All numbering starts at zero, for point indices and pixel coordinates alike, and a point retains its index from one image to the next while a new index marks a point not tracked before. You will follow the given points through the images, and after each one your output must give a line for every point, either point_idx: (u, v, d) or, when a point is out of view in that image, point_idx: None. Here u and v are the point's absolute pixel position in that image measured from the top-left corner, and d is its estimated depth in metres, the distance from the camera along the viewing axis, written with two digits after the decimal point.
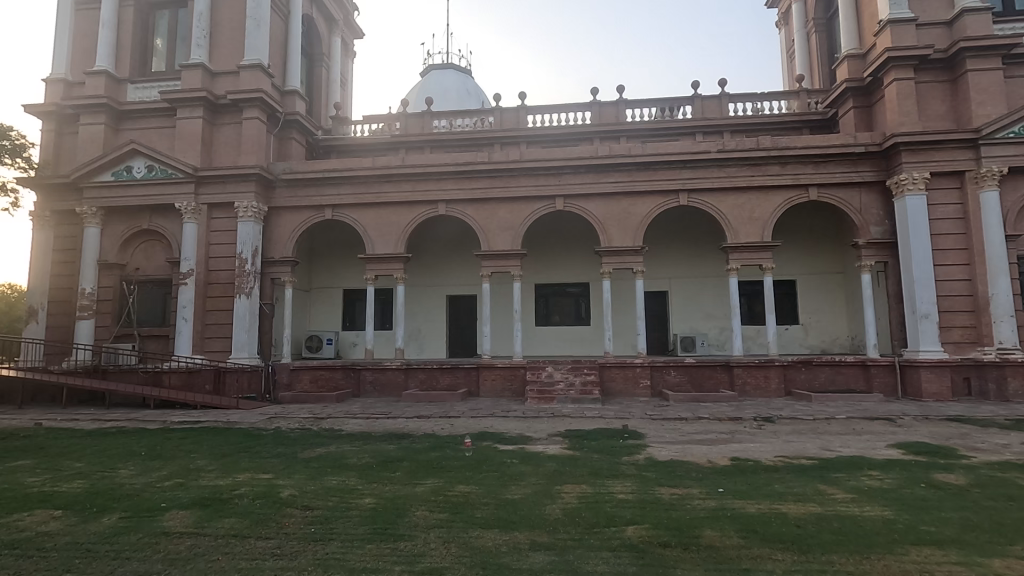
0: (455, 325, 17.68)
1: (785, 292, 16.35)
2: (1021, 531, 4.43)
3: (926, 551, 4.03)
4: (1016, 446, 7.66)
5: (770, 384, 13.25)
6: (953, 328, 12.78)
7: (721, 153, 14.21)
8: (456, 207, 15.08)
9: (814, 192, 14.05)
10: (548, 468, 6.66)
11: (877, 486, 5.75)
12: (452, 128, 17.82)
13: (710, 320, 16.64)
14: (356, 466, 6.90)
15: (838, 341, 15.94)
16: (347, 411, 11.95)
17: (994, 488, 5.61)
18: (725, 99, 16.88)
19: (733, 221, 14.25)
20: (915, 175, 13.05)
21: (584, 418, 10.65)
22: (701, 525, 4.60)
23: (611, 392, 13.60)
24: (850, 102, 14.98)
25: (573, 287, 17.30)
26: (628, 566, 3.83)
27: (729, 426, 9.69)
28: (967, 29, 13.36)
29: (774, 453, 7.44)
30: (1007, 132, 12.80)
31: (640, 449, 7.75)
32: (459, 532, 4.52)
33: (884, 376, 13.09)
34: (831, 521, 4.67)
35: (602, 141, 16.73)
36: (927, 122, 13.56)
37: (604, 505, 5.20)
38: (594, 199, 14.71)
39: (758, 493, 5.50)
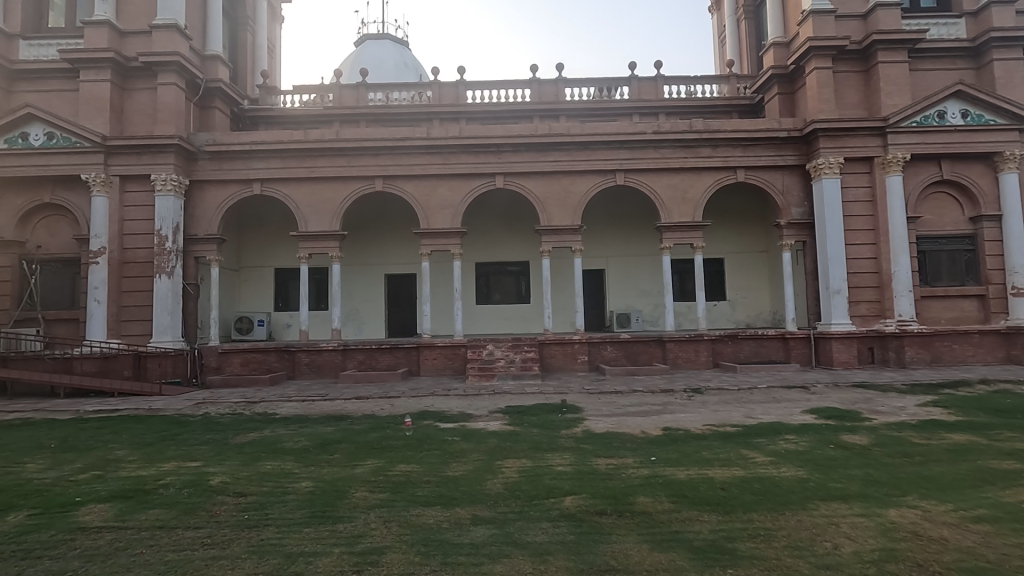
0: (395, 304, 17.41)
1: (714, 270, 17.14)
2: (912, 483, 4.95)
3: (833, 506, 4.43)
4: (911, 408, 8.52)
5: (699, 357, 13.95)
6: (861, 302, 13.89)
7: (656, 134, 14.58)
8: (394, 183, 14.69)
9: (742, 174, 14.72)
10: (490, 444, 6.77)
11: (793, 448, 6.22)
12: (389, 101, 17.23)
13: (645, 297, 17.25)
14: (292, 450, 6.72)
15: (761, 316, 16.98)
16: (282, 394, 11.57)
17: (892, 447, 6.20)
18: (661, 81, 17.24)
19: (667, 201, 14.73)
20: (830, 160, 13.94)
21: (523, 395, 10.85)
22: (635, 493, 4.83)
23: (550, 367, 13.87)
24: (776, 88, 15.67)
25: (514, 265, 17.40)
26: (566, 535, 3.96)
27: (661, 398, 10.16)
28: (880, 22, 14.24)
29: (703, 421, 7.89)
30: (911, 121, 13.87)
31: (578, 423, 8.01)
32: (400, 511, 4.51)
33: (800, 348, 14.08)
34: (752, 484, 5.02)
35: (541, 120, 16.72)
36: (843, 110, 14.44)
37: (544, 477, 5.35)
38: (534, 177, 14.74)
39: (687, 460, 5.81)
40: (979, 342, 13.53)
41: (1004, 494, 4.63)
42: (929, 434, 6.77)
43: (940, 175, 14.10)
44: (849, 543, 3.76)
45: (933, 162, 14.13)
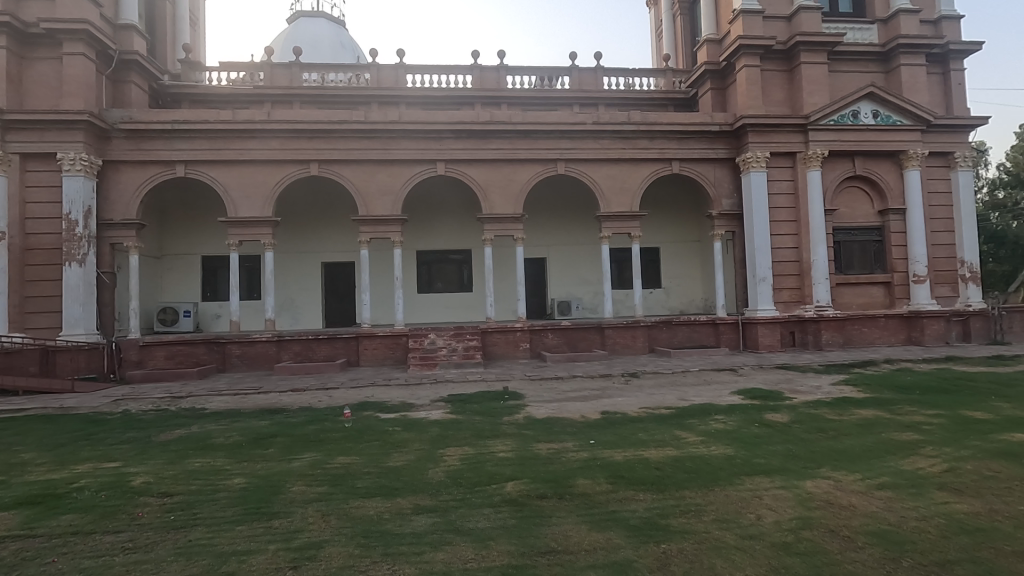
0: (333, 293, 16.91)
1: (651, 259, 17.70)
2: (826, 456, 5.35)
3: (757, 480, 4.73)
4: (826, 387, 9.20)
5: (636, 343, 14.43)
6: (784, 289, 14.78)
7: (596, 125, 14.81)
8: (331, 168, 14.19)
9: (676, 166, 15.24)
10: (432, 433, 6.74)
11: (722, 428, 6.57)
12: (325, 83, 16.55)
13: (585, 285, 17.61)
14: (223, 445, 6.43)
15: (694, 303, 17.75)
16: (211, 388, 11.01)
17: (809, 423, 6.68)
18: (600, 72, 17.48)
19: (606, 191, 15.04)
20: (758, 154, 14.67)
21: (466, 383, 10.86)
22: (575, 475, 4.96)
23: (492, 355, 13.94)
24: (708, 84, 16.25)
25: (456, 253, 17.29)
26: (507, 520, 4.02)
27: (600, 383, 10.47)
28: (803, 25, 15.05)
29: (639, 404, 8.19)
30: (829, 120, 14.81)
31: (519, 409, 8.11)
32: (339, 504, 4.42)
33: (729, 333, 14.83)
34: (684, 462, 5.27)
35: (483, 107, 16.60)
36: (769, 107, 15.19)
37: (486, 464, 5.40)
38: (476, 165, 14.65)
39: (624, 443, 6.02)
40: (885, 325, 14.73)
41: (903, 463, 5.10)
42: (841, 410, 7.33)
43: (854, 171, 15.15)
44: (770, 513, 4.03)
45: (847, 159, 15.16)
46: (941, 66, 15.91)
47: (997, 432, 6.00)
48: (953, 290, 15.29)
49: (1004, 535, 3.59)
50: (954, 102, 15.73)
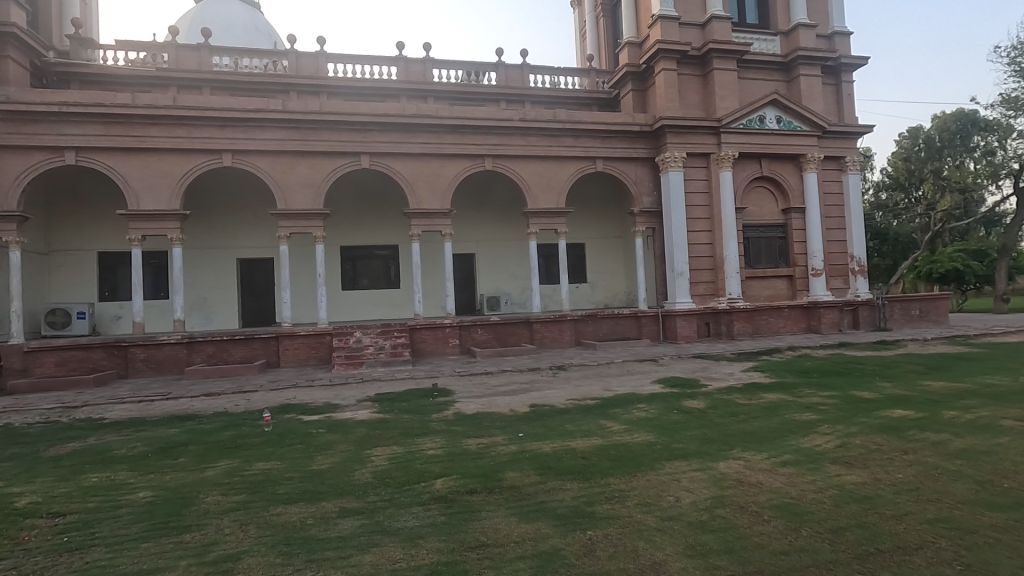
0: (250, 291, 16.05)
1: (577, 254, 18.14)
2: (737, 439, 5.73)
3: (676, 464, 4.99)
4: (738, 374, 9.85)
5: (563, 336, 14.76)
6: (700, 283, 15.66)
7: (522, 122, 14.96)
8: (246, 159, 13.42)
9: (600, 164, 15.70)
10: (358, 433, 6.56)
11: (644, 416, 6.87)
12: (238, 68, 15.59)
13: (514, 281, 17.77)
14: (125, 457, 5.93)
15: (617, 297, 18.38)
16: (111, 395, 10.10)
17: (722, 408, 7.14)
18: (526, 70, 17.61)
19: (534, 187, 15.24)
20: (676, 154, 15.41)
21: (394, 381, 10.67)
22: (504, 469, 5.01)
23: (421, 352, 13.76)
24: (630, 85, 16.82)
25: (382, 249, 16.89)
26: (436, 517, 3.99)
27: (528, 376, 10.63)
28: (715, 33, 15.94)
29: (567, 396, 8.38)
30: (739, 124, 15.80)
31: (448, 405, 8.07)
32: (258, 512, 4.21)
33: (650, 325, 15.49)
34: (609, 450, 5.46)
35: (409, 100, 16.29)
36: (686, 109, 15.98)
37: (415, 462, 5.32)
38: (402, 158, 14.36)
39: (551, 434, 6.15)
40: (789, 315, 15.93)
41: (803, 441, 5.56)
42: (751, 395, 7.88)
43: (761, 172, 16.26)
44: (688, 494, 4.27)
45: (755, 160, 16.25)
46: (834, 78, 17.38)
47: (881, 409, 6.68)
48: (845, 282, 16.81)
49: (886, 501, 4.01)
50: (846, 111, 17.24)
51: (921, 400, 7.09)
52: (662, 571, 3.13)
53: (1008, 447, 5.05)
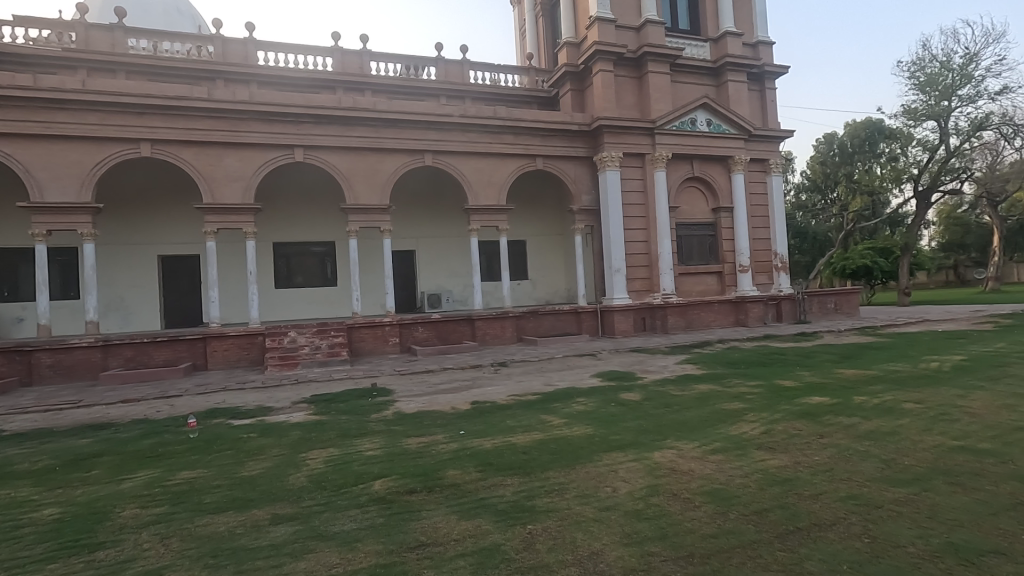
0: (173, 290, 15.09)
1: (518, 251, 18.25)
2: (671, 429, 5.97)
3: (613, 455, 5.13)
4: (672, 366, 10.26)
5: (505, 333, 14.80)
6: (636, 279, 16.17)
7: (463, 118, 14.87)
8: (167, 149, 12.59)
9: (540, 162, 15.86)
10: (293, 436, 6.33)
11: (583, 409, 7.02)
12: (158, 52, 14.59)
13: (455, 277, 17.66)
14: (28, 472, 5.42)
15: (558, 293, 18.69)
16: (12, 405, 9.22)
17: (657, 400, 7.41)
18: (466, 66, 17.48)
19: (474, 184, 15.21)
20: (613, 154, 15.80)
21: (331, 382, 10.34)
22: (444, 467, 4.97)
23: (359, 352, 13.43)
24: (569, 84, 17.08)
25: (318, 245, 16.34)
26: (375, 519, 3.91)
27: (470, 373, 10.62)
28: (650, 37, 16.44)
29: (508, 392, 8.43)
30: (672, 125, 16.39)
31: (388, 405, 7.93)
32: (182, 524, 3.97)
33: (590, 320, 15.81)
34: (549, 445, 5.54)
35: (345, 92, 15.81)
36: (622, 110, 16.42)
37: (353, 464, 5.19)
38: (338, 152, 13.93)
39: (493, 431, 6.17)
40: (719, 310, 16.70)
41: (731, 429, 5.86)
42: (684, 386, 8.23)
43: (692, 173, 16.96)
44: (625, 484, 4.40)
45: (687, 161, 16.92)
46: (758, 85, 18.36)
47: (801, 396, 7.14)
48: (769, 277, 17.84)
49: (804, 482, 4.29)
50: (769, 116, 18.25)
51: (835, 386, 7.64)
52: (600, 560, 3.21)
53: (908, 427, 5.53)
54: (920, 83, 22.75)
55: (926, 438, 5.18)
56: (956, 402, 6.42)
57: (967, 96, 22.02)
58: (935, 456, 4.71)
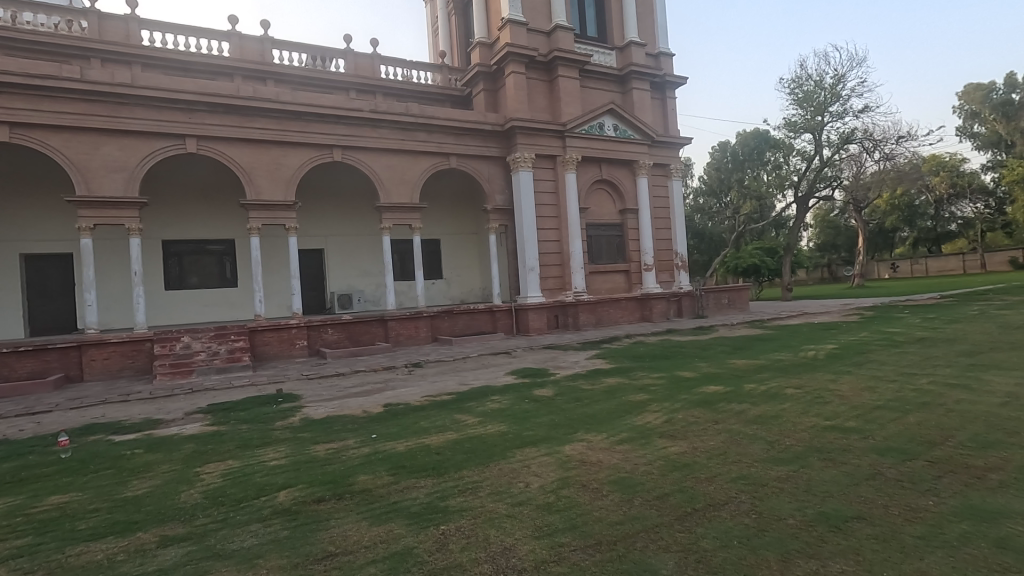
0: (40, 294, 13.38)
1: (432, 250, 18.06)
2: (581, 422, 6.17)
3: (526, 451, 5.21)
4: (583, 361, 10.63)
5: (419, 333, 14.58)
6: (549, 278, 16.57)
7: (373, 113, 14.45)
8: (30, 134, 11.16)
9: (454, 161, 15.79)
10: (186, 450, 5.84)
11: (497, 407, 7.08)
12: (18, 24, 12.89)
13: (366, 277, 17.15)
14: None
15: (473, 292, 18.71)
16: None
17: (568, 394, 7.65)
18: (377, 60, 17.00)
19: (386, 181, 14.85)
20: (525, 155, 16.06)
21: (230, 389, 9.66)
22: (354, 473, 4.81)
23: (263, 356, 12.70)
24: (481, 84, 17.13)
25: (215, 244, 15.22)
26: (279, 532, 3.71)
27: (383, 375, 10.37)
28: (560, 42, 16.88)
29: (422, 393, 8.33)
30: (581, 129, 16.95)
31: (295, 411, 7.55)
32: (49, 556, 3.55)
33: (505, 318, 15.96)
34: (463, 444, 5.54)
35: (244, 80, 14.83)
36: (534, 112, 16.73)
37: (254, 476, 4.89)
38: (236, 144, 13.03)
39: (405, 433, 6.06)
40: (626, 306, 17.49)
41: (636, 420, 6.16)
42: (594, 380, 8.56)
43: (601, 175, 17.64)
44: (537, 479, 4.49)
45: (596, 164, 17.57)
46: (660, 93, 19.40)
47: (698, 386, 7.67)
48: (671, 275, 18.93)
49: (700, 466, 4.60)
50: (669, 124, 19.37)
51: (728, 376, 8.28)
52: (512, 555, 3.26)
53: (789, 411, 6.12)
54: (798, 99, 25.16)
55: (803, 420, 5.76)
56: (828, 386, 7.20)
57: (837, 113, 24.66)
58: (811, 435, 5.25)
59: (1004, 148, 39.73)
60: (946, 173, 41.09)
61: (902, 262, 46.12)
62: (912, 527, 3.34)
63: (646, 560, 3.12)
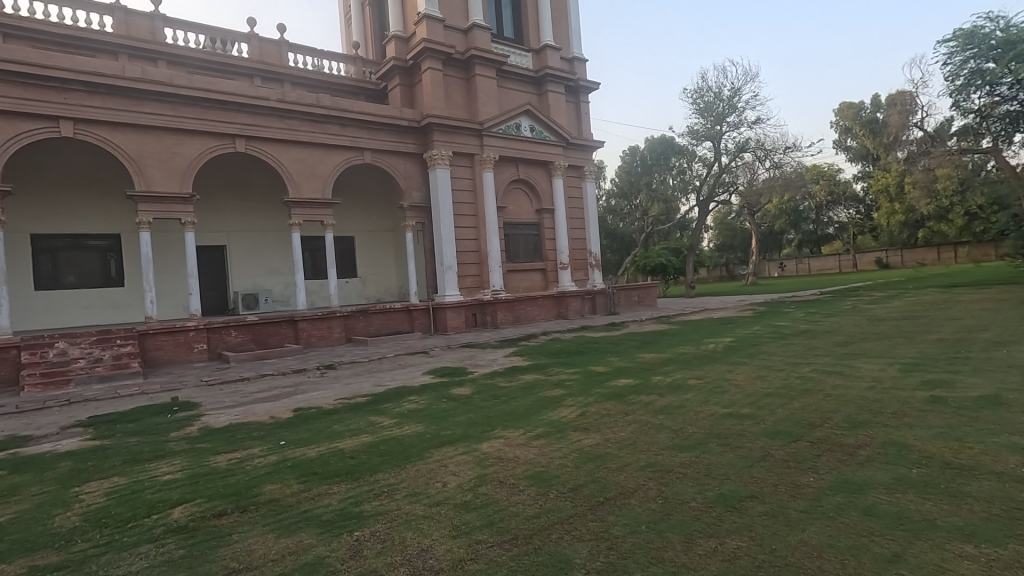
0: None
1: (345, 248, 17.46)
2: (499, 419, 6.23)
3: (444, 451, 5.17)
4: (501, 359, 10.72)
5: (332, 334, 14.03)
6: (466, 277, 16.55)
7: (280, 102, 13.69)
8: None
9: (368, 156, 15.35)
10: (61, 469, 5.23)
11: (414, 408, 6.97)
12: None
13: (274, 276, 16.24)
14: None
15: (389, 291, 18.29)
16: None
17: (486, 392, 7.68)
18: (285, 47, 16.13)
19: (294, 174, 14.12)
20: (442, 152, 15.92)
21: (115, 399, 8.76)
22: (260, 483, 4.54)
23: (155, 362, 11.69)
24: (397, 79, 16.73)
25: (96, 239, 13.75)
26: (173, 552, 3.43)
27: (293, 379, 9.87)
28: (477, 40, 16.87)
29: (335, 396, 8.03)
30: (499, 129, 17.06)
31: (192, 420, 6.99)
32: None
33: (421, 318, 15.69)
34: (378, 447, 5.40)
35: (131, 59, 13.52)
36: (451, 110, 16.62)
37: (143, 493, 4.47)
38: (122, 129, 11.84)
39: (317, 438, 5.80)
40: (543, 304, 17.81)
41: (552, 415, 6.31)
42: (511, 377, 8.66)
43: (518, 175, 17.87)
44: (454, 478, 4.47)
45: (513, 164, 17.78)
46: (574, 97, 19.97)
47: (610, 379, 8.00)
48: (585, 274, 19.54)
49: (611, 457, 4.79)
50: (584, 127, 19.99)
51: (637, 369, 8.70)
52: (429, 556, 3.22)
53: (692, 400, 6.53)
54: (700, 108, 26.88)
55: (704, 408, 6.17)
56: (725, 376, 7.77)
57: (733, 123, 26.63)
58: (710, 422, 5.64)
59: (871, 161, 44.86)
60: (824, 182, 45.57)
61: (788, 262, 50.60)
62: (796, 502, 3.68)
63: (561, 551, 3.20)
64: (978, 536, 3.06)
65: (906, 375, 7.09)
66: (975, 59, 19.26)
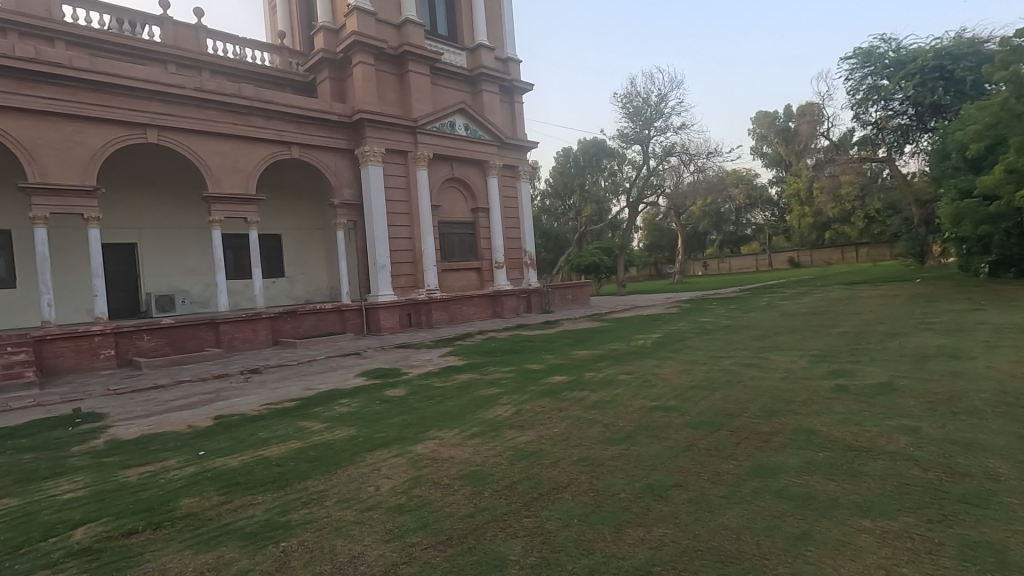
0: None
1: (271, 246, 16.69)
2: (433, 420, 6.17)
3: (377, 454, 5.06)
4: (435, 359, 10.61)
5: (257, 336, 13.38)
6: (400, 276, 16.26)
7: (198, 92, 12.88)
8: None
9: (295, 151, 14.74)
10: None
11: (346, 411, 6.77)
12: None
13: (192, 276, 15.27)
14: None
15: (319, 291, 17.67)
16: None
17: (420, 393, 7.57)
18: (203, 32, 15.20)
19: (214, 168, 13.33)
20: (375, 149, 15.56)
21: (6, 413, 7.92)
22: (176, 497, 4.25)
23: (54, 370, 10.69)
24: (326, 72, 16.16)
25: None
26: None
27: (213, 385, 9.32)
28: (410, 36, 16.60)
29: (260, 402, 7.66)
30: (433, 126, 16.86)
31: (98, 433, 6.44)
32: None
33: (353, 318, 15.24)
34: (307, 452, 5.20)
35: (24, 38, 12.29)
36: (384, 106, 16.26)
37: (39, 515, 4.07)
38: (13, 114, 10.72)
39: (240, 446, 5.51)
40: (479, 303, 17.78)
41: (487, 413, 6.32)
42: (445, 377, 8.59)
43: (452, 174, 17.75)
44: (387, 481, 4.38)
45: (447, 162, 17.64)
46: (509, 97, 20.08)
47: (544, 377, 8.12)
48: (521, 273, 19.71)
49: (545, 453, 4.86)
50: (518, 127, 20.15)
51: (571, 366, 8.86)
52: (360, 562, 3.14)
53: (622, 395, 6.75)
54: (630, 113, 27.77)
55: (634, 403, 6.38)
56: (653, 371, 8.08)
57: (660, 128, 27.72)
58: (640, 416, 5.85)
59: (784, 167, 48.09)
60: (743, 186, 48.40)
61: (711, 261, 53.30)
62: (718, 488, 3.89)
63: (496, 548, 3.22)
64: (874, 511, 3.36)
65: (815, 366, 7.66)
66: (872, 76, 21.17)
